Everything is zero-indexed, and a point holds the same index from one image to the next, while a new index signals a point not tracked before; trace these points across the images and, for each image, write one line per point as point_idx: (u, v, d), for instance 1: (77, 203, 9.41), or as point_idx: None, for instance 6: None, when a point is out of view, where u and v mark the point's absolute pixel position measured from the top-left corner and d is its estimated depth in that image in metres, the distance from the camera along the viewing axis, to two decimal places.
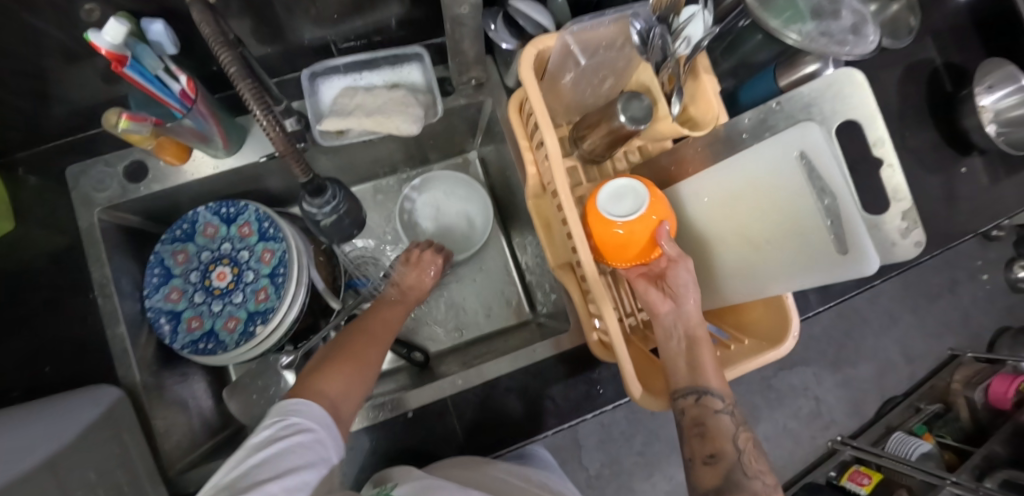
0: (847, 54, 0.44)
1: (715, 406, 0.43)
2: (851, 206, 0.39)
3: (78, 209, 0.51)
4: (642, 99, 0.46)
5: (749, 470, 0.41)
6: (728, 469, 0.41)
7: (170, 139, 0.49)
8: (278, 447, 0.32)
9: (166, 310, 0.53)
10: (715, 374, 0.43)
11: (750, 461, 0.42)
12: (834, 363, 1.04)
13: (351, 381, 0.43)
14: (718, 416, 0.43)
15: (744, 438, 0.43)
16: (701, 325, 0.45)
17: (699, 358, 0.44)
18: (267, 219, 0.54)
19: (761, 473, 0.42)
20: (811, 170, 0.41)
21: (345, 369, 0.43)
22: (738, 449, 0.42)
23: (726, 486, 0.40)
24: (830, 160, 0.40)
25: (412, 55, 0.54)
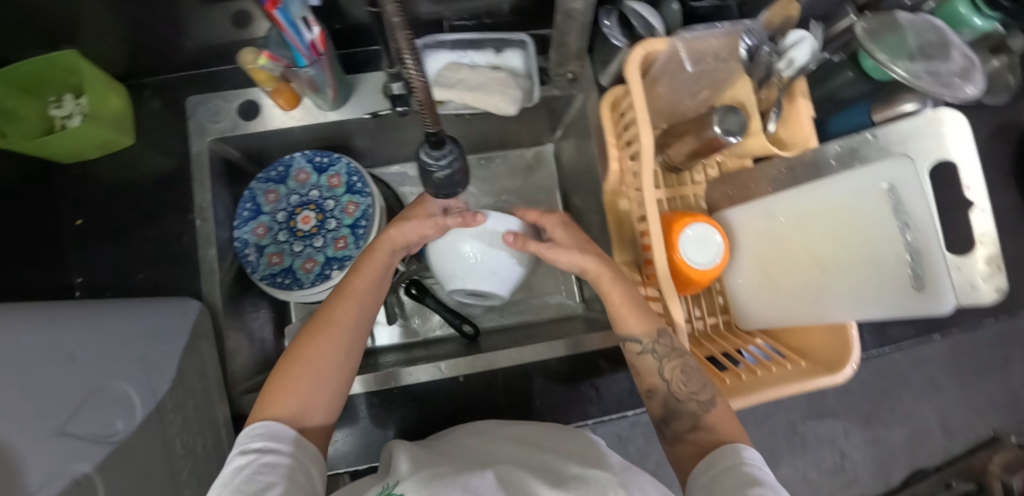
0: (951, 97, 0.44)
1: (635, 350, 0.47)
2: (933, 243, 0.38)
3: (193, 136, 0.55)
4: (739, 114, 0.48)
5: (680, 395, 0.45)
6: (664, 401, 0.46)
7: (288, 85, 0.53)
8: (249, 473, 0.33)
9: (252, 242, 0.57)
10: (630, 318, 0.47)
11: (682, 388, 0.45)
12: (867, 420, 1.00)
13: (310, 394, 0.41)
14: (643, 356, 0.47)
15: (671, 369, 0.46)
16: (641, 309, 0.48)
17: (610, 301, 0.48)
18: (357, 174, 0.58)
19: (698, 392, 0.44)
20: (897, 202, 0.40)
21: (294, 376, 0.41)
22: (666, 382, 0.46)
23: (668, 416, 0.45)
24: (920, 195, 0.39)
25: (517, 41, 0.57)
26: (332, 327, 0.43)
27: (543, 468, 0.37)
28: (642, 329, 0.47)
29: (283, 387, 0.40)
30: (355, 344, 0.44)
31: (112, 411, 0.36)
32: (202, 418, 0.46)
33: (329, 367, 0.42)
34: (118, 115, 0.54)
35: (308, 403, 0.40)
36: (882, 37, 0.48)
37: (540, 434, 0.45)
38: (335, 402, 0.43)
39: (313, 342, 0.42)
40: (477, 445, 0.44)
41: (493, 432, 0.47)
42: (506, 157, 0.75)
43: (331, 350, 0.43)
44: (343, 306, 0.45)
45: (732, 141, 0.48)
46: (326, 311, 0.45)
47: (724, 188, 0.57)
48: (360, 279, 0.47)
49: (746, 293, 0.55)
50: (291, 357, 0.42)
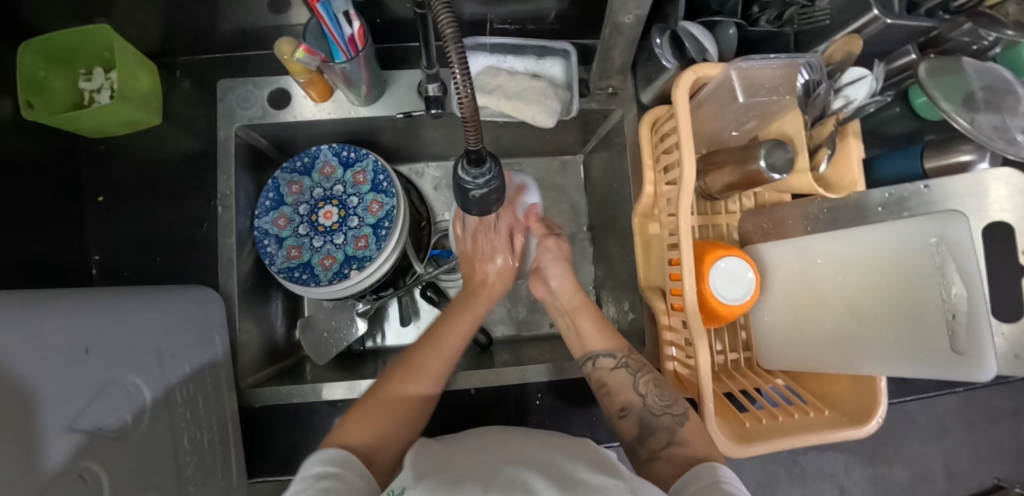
0: (1017, 155, 0.42)
1: (607, 364, 0.49)
2: (981, 306, 0.36)
3: (221, 121, 0.54)
4: (787, 150, 0.45)
5: (653, 410, 0.44)
6: (639, 418, 0.44)
7: (321, 76, 0.51)
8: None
9: (272, 233, 0.56)
10: (601, 334, 0.51)
11: (656, 402, 0.45)
12: (868, 458, 0.95)
13: (385, 432, 0.41)
14: (617, 371, 0.48)
15: (644, 382, 0.46)
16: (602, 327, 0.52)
17: (578, 325, 0.54)
18: (383, 172, 0.57)
19: (672, 406, 0.44)
20: (946, 261, 0.38)
21: (376, 415, 0.42)
22: (641, 397, 0.45)
23: (642, 433, 0.43)
24: (972, 253, 0.36)
25: (559, 51, 0.55)
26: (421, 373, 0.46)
27: (547, 468, 0.34)
28: (613, 346, 0.50)
29: (365, 420, 0.41)
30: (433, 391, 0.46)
31: (123, 406, 0.35)
32: (209, 409, 0.46)
33: (408, 411, 0.43)
34: (148, 93, 0.53)
35: (383, 441, 0.40)
36: (950, 83, 0.45)
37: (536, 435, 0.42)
38: (402, 447, 0.42)
39: (404, 382, 0.45)
40: (485, 439, 0.41)
41: (498, 431, 0.43)
42: (534, 164, 0.74)
43: (415, 392, 0.45)
44: (429, 352, 0.48)
45: (774, 178, 0.46)
46: (415, 359, 0.48)
47: (760, 221, 0.55)
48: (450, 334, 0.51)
49: (774, 335, 0.54)
50: (375, 394, 0.44)
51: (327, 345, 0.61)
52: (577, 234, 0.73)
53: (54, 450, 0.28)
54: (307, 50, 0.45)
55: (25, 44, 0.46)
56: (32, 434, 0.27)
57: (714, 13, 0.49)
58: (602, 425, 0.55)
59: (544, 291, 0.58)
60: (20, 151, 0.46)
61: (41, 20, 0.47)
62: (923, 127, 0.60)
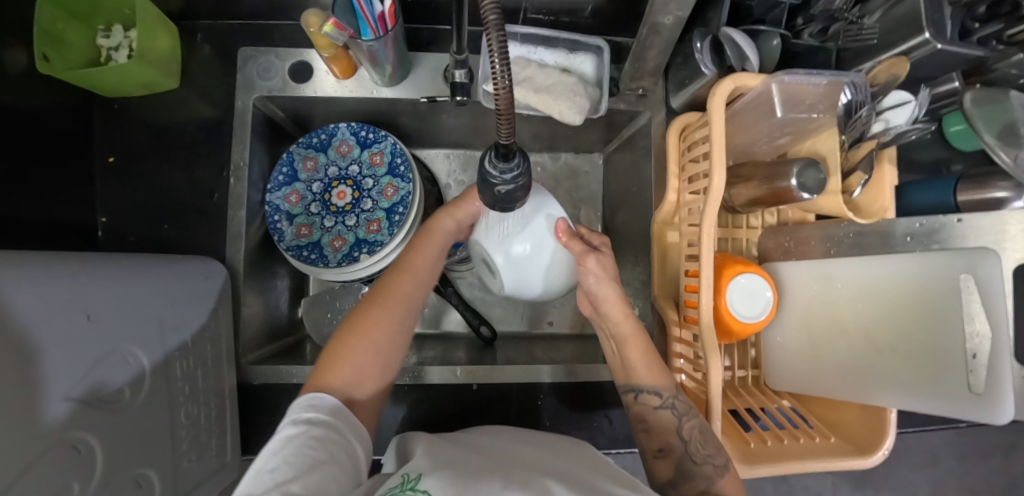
0: None
1: (651, 403, 0.47)
2: (1004, 348, 0.35)
3: (240, 89, 0.53)
4: (820, 170, 0.44)
5: (695, 457, 0.42)
6: (678, 461, 0.43)
7: (346, 53, 0.49)
8: (298, 446, 0.32)
9: (284, 210, 0.55)
10: (648, 369, 0.47)
11: (699, 449, 0.43)
12: (856, 481, 0.95)
13: (360, 369, 0.40)
14: (660, 412, 0.46)
15: (689, 428, 0.44)
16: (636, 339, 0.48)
17: (626, 357, 0.49)
18: (401, 156, 0.55)
19: (714, 455, 0.42)
20: (971, 295, 0.37)
21: (348, 352, 0.41)
22: (683, 442, 0.44)
23: (677, 477, 0.43)
24: (1001, 293, 0.35)
25: (592, 46, 0.53)
26: (390, 303, 0.44)
27: (559, 474, 0.34)
28: (660, 383, 0.47)
29: (336, 362, 0.40)
30: (408, 323, 0.45)
31: (123, 376, 0.34)
32: (208, 386, 0.45)
33: (384, 342, 0.42)
34: (167, 56, 0.51)
35: (359, 379, 0.40)
36: (995, 115, 0.43)
37: (543, 441, 0.42)
38: (380, 384, 0.42)
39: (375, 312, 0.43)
40: (499, 441, 0.40)
41: (511, 434, 0.42)
42: (552, 159, 0.72)
43: (387, 328, 0.43)
44: (399, 282, 0.46)
45: (804, 198, 0.45)
46: (385, 284, 0.45)
47: (781, 239, 0.54)
48: (417, 259, 0.48)
49: (784, 359, 0.53)
50: (346, 328, 0.42)
51: (328, 325, 0.61)
52: None
53: (49, 418, 0.28)
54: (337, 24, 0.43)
55: None
56: (29, 399, 0.26)
57: (757, 21, 0.48)
58: (602, 432, 0.54)
59: (592, 309, 0.52)
60: (30, 104, 0.45)
61: None
62: (955, 156, 0.59)
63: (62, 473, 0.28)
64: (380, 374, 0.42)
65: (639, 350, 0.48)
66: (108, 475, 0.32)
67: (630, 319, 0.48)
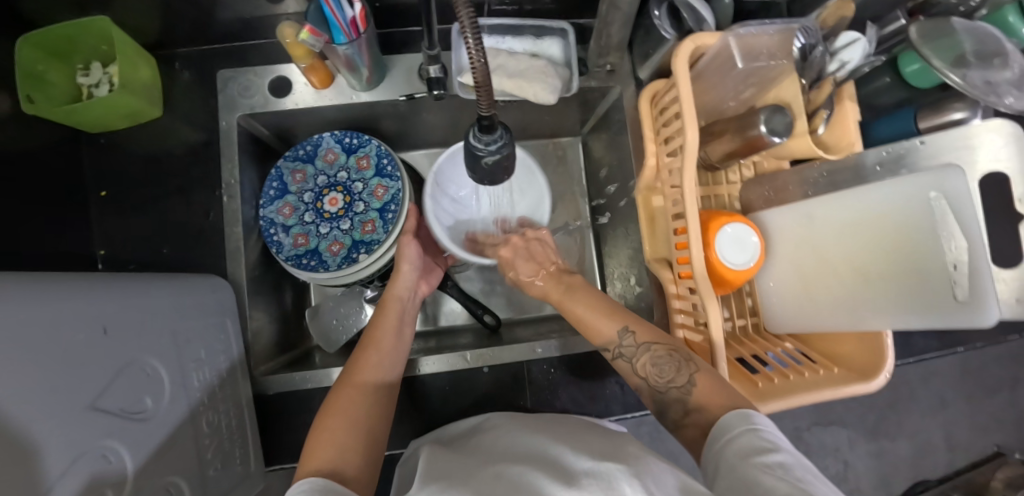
0: (1005, 108, 0.44)
1: (609, 357, 0.47)
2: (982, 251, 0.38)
3: (223, 110, 0.54)
4: (785, 114, 0.47)
5: (658, 387, 0.42)
6: (652, 397, 0.43)
7: (323, 62, 0.51)
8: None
9: (278, 222, 0.56)
10: (599, 321, 0.47)
11: (657, 380, 0.43)
12: (872, 433, 1.06)
13: (342, 440, 0.37)
14: (616, 361, 0.46)
15: (642, 366, 0.44)
16: (579, 306, 0.49)
17: (576, 314, 0.49)
18: (387, 156, 0.57)
19: (674, 378, 0.42)
20: (946, 210, 0.39)
21: (329, 431, 0.38)
22: (644, 380, 0.44)
23: (659, 409, 0.42)
24: (971, 204, 0.38)
25: (556, 30, 0.56)
26: (364, 380, 0.43)
27: (551, 462, 0.35)
28: (606, 337, 0.46)
29: (317, 443, 0.37)
30: (387, 396, 0.43)
31: (143, 388, 0.35)
32: (226, 396, 0.46)
33: (361, 412, 0.40)
34: (148, 85, 0.53)
35: (344, 453, 0.36)
36: (944, 43, 0.46)
37: (550, 425, 0.44)
38: (370, 458, 0.38)
39: (346, 391, 0.41)
40: (505, 439, 0.43)
41: (514, 425, 0.46)
42: (534, 148, 0.74)
43: (361, 398, 0.41)
44: (370, 357, 0.45)
45: (775, 142, 0.48)
46: (351, 366, 0.44)
47: (761, 189, 0.56)
48: (385, 335, 0.47)
49: (785, 307, 0.54)
50: (324, 411, 0.40)
51: (336, 332, 0.61)
52: (580, 215, 0.73)
53: (79, 425, 0.29)
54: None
55: (22, 38, 0.46)
56: (56, 402, 0.27)
57: None
58: (616, 398, 0.56)
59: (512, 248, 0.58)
60: (23, 144, 0.46)
61: (35, 11, 0.46)
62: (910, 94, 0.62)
63: (98, 480, 0.29)
64: (375, 441, 0.39)
65: (584, 302, 0.49)
66: (141, 482, 0.33)
67: (560, 289, 0.52)
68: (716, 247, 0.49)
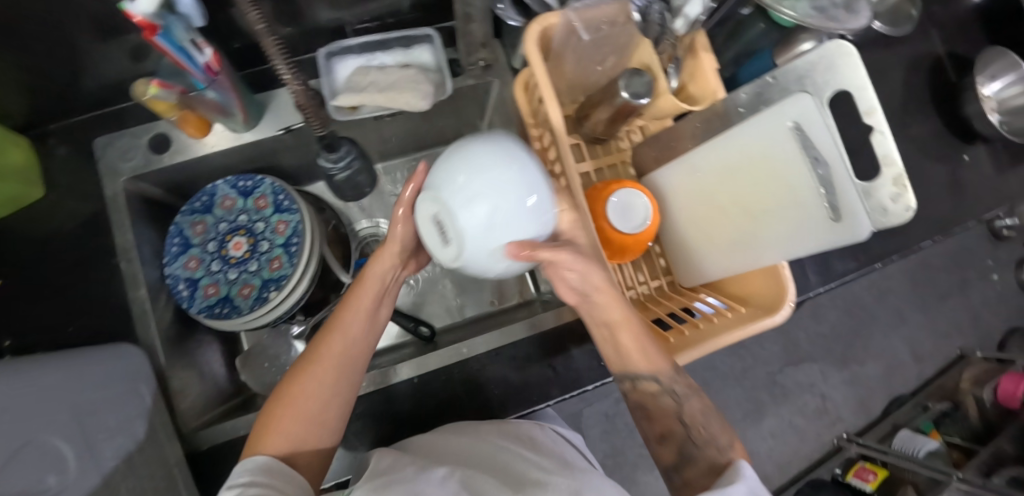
0: (840, 29, 0.46)
1: (652, 390, 0.44)
2: (844, 172, 0.39)
3: (105, 178, 0.54)
4: (644, 75, 0.48)
5: (697, 440, 0.44)
6: (680, 446, 0.44)
7: (194, 112, 0.51)
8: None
9: (184, 277, 0.55)
10: (637, 353, 0.43)
11: (700, 433, 0.44)
12: (841, 361, 1.10)
13: (297, 432, 0.40)
14: (659, 399, 0.44)
15: (690, 415, 0.44)
16: (615, 311, 0.42)
17: (617, 338, 0.43)
18: (283, 192, 0.57)
19: (717, 438, 0.43)
20: (803, 139, 0.40)
21: (284, 422, 0.40)
22: (684, 427, 0.45)
23: (680, 462, 0.44)
24: (821, 129, 0.39)
25: (423, 37, 0.57)
26: (323, 368, 0.42)
27: (503, 474, 0.37)
28: (656, 369, 0.43)
29: (271, 428, 0.40)
30: (348, 382, 0.44)
31: (40, 466, 0.35)
32: (152, 460, 0.45)
33: (320, 402, 0.42)
34: (23, 167, 0.52)
35: (298, 443, 0.40)
36: None
37: (510, 433, 0.45)
38: (327, 442, 0.42)
39: (303, 378, 0.42)
40: (459, 445, 0.43)
41: (469, 432, 0.45)
42: (443, 154, 0.75)
43: (318, 390, 0.42)
44: (332, 342, 0.44)
45: (642, 104, 0.48)
46: (315, 347, 0.44)
47: (650, 151, 0.58)
48: (352, 319, 0.45)
49: (697, 258, 0.56)
50: (282, 394, 0.42)
51: (269, 373, 0.61)
52: None
53: None
54: (141, 20, 0.38)
55: None
56: None
57: None
58: (552, 380, 0.57)
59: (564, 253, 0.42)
60: None
61: None
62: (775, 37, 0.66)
63: None
64: (328, 416, 0.42)
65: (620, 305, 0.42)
66: None
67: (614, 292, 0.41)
68: (609, 217, 0.50)
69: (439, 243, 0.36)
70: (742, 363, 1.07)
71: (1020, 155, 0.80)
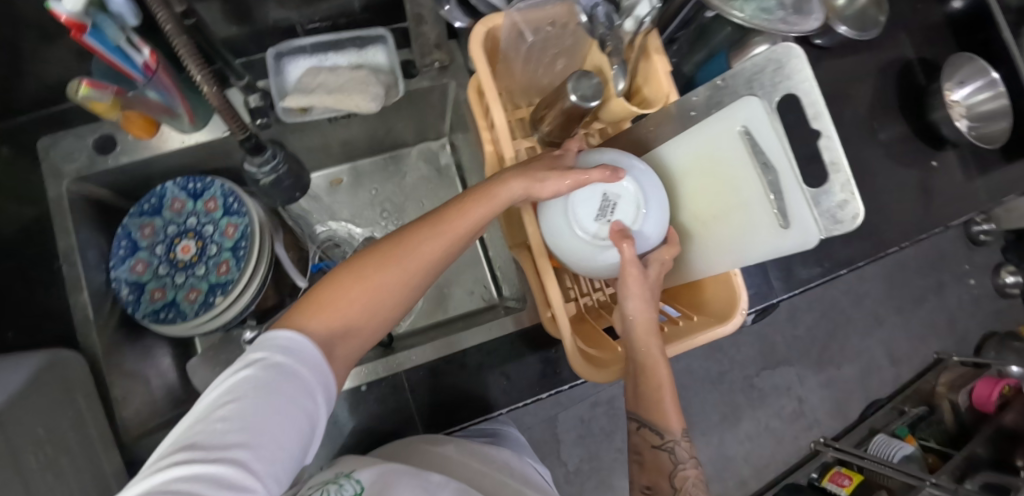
0: (789, 32, 0.45)
1: (651, 440, 0.43)
2: (789, 178, 0.35)
3: (48, 179, 0.53)
4: (592, 77, 0.46)
5: None
6: None
7: (137, 112, 0.50)
8: (267, 384, 0.26)
9: (129, 280, 0.54)
10: (662, 404, 0.42)
11: None
12: (817, 364, 1.09)
13: (348, 323, 0.32)
14: (658, 451, 0.42)
15: (684, 478, 0.41)
16: (654, 349, 0.42)
17: (651, 370, 0.42)
18: (232, 194, 0.56)
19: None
20: (754, 144, 0.38)
21: (337, 306, 0.31)
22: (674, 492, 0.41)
23: None
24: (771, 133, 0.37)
25: (375, 37, 0.56)
26: (405, 263, 0.34)
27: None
28: (665, 422, 0.43)
29: (320, 305, 0.31)
30: (417, 289, 0.35)
31: None
32: (82, 470, 0.44)
33: (390, 298, 0.34)
34: None
35: (350, 330, 0.32)
36: None
37: (492, 460, 0.48)
38: (366, 342, 0.34)
39: (380, 262, 0.33)
40: (446, 456, 0.44)
41: (458, 444, 0.47)
42: (407, 157, 0.74)
43: (393, 283, 0.33)
44: (432, 239, 0.35)
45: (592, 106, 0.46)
46: (406, 233, 0.35)
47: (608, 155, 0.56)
48: (461, 225, 0.36)
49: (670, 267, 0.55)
50: (348, 268, 0.33)
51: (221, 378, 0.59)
52: None
53: None
54: (68, 20, 0.36)
55: None
56: None
57: None
58: (506, 387, 0.56)
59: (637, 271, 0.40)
60: None
61: None
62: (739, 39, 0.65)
63: None
64: (368, 322, 0.33)
65: (649, 346, 0.42)
66: None
67: (656, 342, 0.42)
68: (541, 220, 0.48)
69: (592, 218, 0.41)
70: (717, 366, 1.07)
71: (991, 159, 0.80)
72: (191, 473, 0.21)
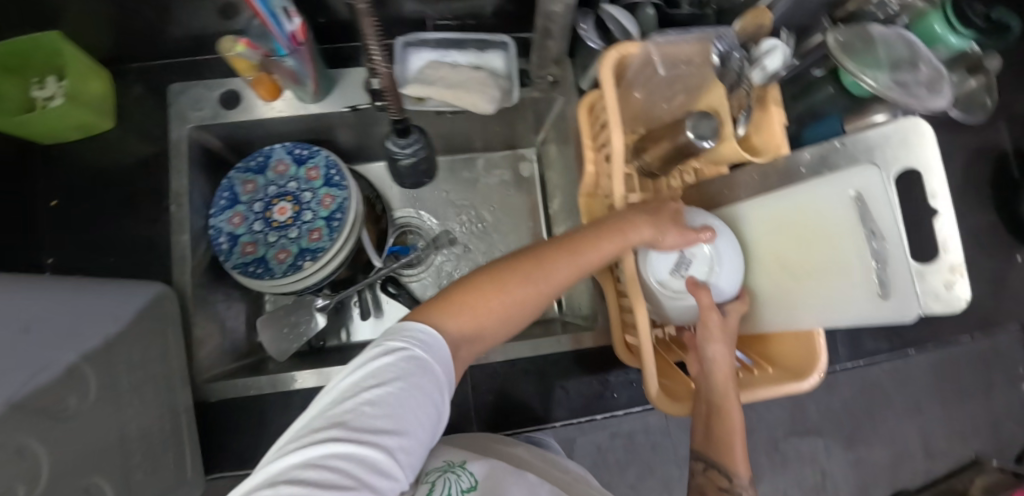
0: (920, 108, 0.46)
1: (719, 483, 0.42)
2: (896, 251, 0.34)
3: (174, 122, 0.56)
4: (713, 119, 0.47)
5: None
6: None
7: (269, 75, 0.53)
8: (409, 376, 0.28)
9: (226, 231, 0.57)
10: (730, 448, 0.42)
11: None
12: (849, 440, 1.06)
13: (479, 323, 0.34)
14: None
15: None
16: (731, 397, 0.42)
17: (728, 415, 0.42)
18: (335, 167, 0.58)
19: None
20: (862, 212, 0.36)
21: (473, 306, 0.34)
22: None
23: None
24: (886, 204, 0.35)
25: (498, 43, 0.58)
26: (537, 278, 0.36)
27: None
28: (734, 467, 0.42)
29: (455, 304, 0.34)
30: (539, 305, 0.37)
31: None
32: (163, 401, 0.46)
33: (517, 309, 0.36)
34: (100, 98, 0.55)
35: (479, 332, 0.34)
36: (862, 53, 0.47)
37: (562, 466, 0.46)
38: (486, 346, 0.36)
39: (514, 272, 0.36)
40: (520, 455, 0.44)
41: (529, 447, 0.47)
42: (491, 159, 0.76)
43: (523, 294, 0.36)
44: (561, 262, 0.38)
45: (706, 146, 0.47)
46: (538, 252, 0.38)
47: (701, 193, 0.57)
48: (588, 257, 0.39)
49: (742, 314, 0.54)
50: (485, 273, 0.36)
51: (286, 340, 0.60)
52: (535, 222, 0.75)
53: None
54: None
55: None
56: None
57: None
58: (562, 402, 0.56)
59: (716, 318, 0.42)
60: None
61: None
62: None
63: None
64: (493, 327, 0.35)
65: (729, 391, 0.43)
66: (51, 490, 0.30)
67: (734, 387, 0.42)
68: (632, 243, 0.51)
69: (668, 270, 0.44)
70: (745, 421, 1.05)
71: None
72: (348, 452, 0.24)
